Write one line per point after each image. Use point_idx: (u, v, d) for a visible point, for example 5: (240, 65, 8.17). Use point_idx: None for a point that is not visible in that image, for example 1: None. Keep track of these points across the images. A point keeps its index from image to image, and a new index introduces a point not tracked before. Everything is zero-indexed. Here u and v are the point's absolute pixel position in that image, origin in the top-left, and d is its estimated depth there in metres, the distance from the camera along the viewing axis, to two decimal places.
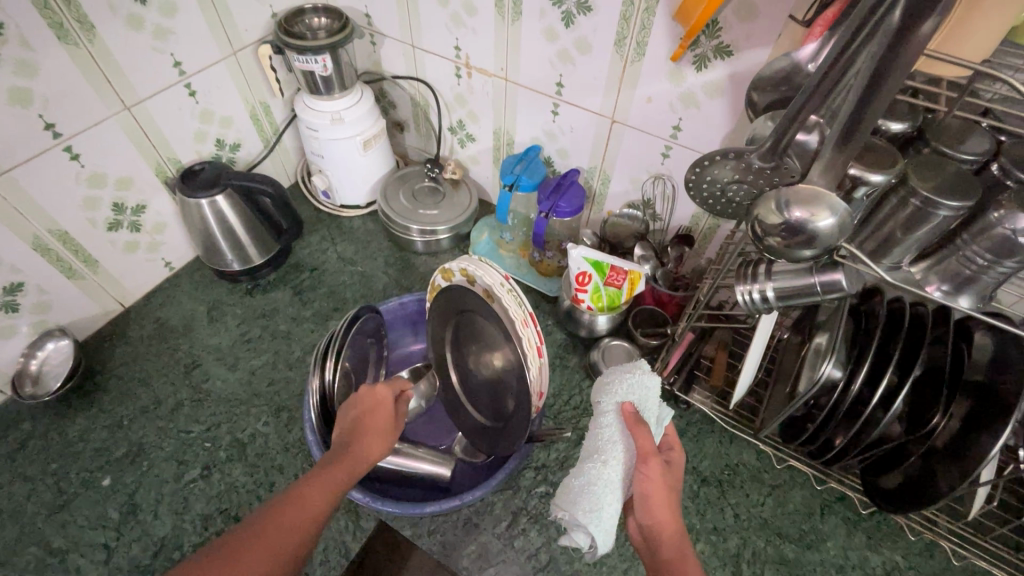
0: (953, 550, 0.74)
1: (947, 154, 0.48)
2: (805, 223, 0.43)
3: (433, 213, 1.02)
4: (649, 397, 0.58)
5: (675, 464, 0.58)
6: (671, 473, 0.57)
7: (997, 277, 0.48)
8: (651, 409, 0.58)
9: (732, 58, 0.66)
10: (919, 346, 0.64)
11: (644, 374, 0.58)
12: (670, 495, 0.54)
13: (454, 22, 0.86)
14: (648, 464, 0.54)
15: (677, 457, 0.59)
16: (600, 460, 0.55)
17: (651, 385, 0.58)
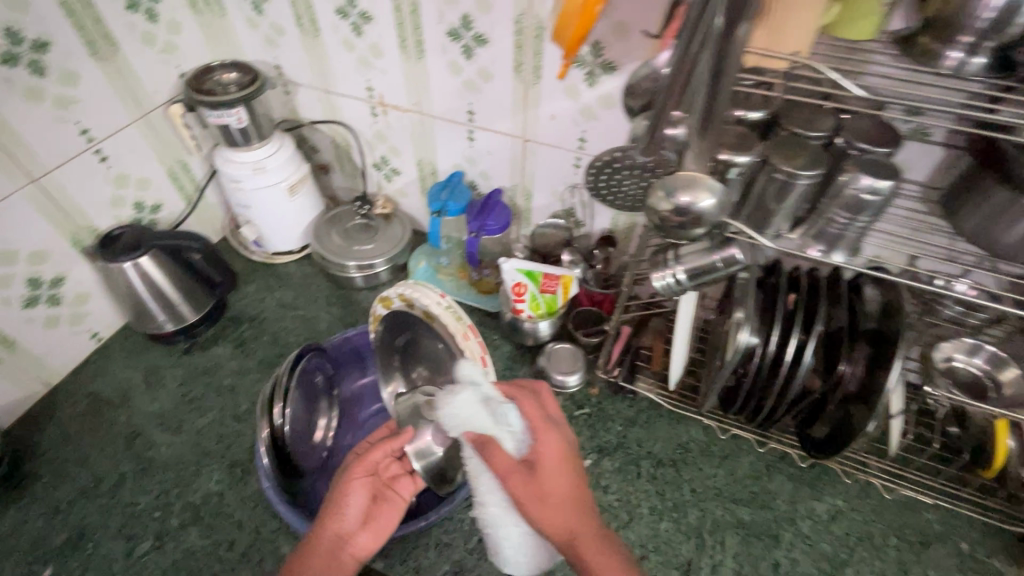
0: (880, 483, 0.81)
1: (800, 133, 0.55)
2: (690, 206, 0.49)
3: (368, 247, 1.04)
4: (473, 412, 0.55)
5: (543, 459, 0.54)
6: (540, 475, 0.54)
7: (857, 231, 0.56)
8: (487, 419, 0.55)
9: (617, 72, 0.73)
10: (816, 303, 0.72)
11: (455, 405, 0.55)
12: (549, 505, 0.53)
13: (363, 65, 0.90)
14: (510, 486, 0.54)
15: (547, 446, 0.55)
16: (483, 500, 0.57)
17: (472, 404, 0.55)
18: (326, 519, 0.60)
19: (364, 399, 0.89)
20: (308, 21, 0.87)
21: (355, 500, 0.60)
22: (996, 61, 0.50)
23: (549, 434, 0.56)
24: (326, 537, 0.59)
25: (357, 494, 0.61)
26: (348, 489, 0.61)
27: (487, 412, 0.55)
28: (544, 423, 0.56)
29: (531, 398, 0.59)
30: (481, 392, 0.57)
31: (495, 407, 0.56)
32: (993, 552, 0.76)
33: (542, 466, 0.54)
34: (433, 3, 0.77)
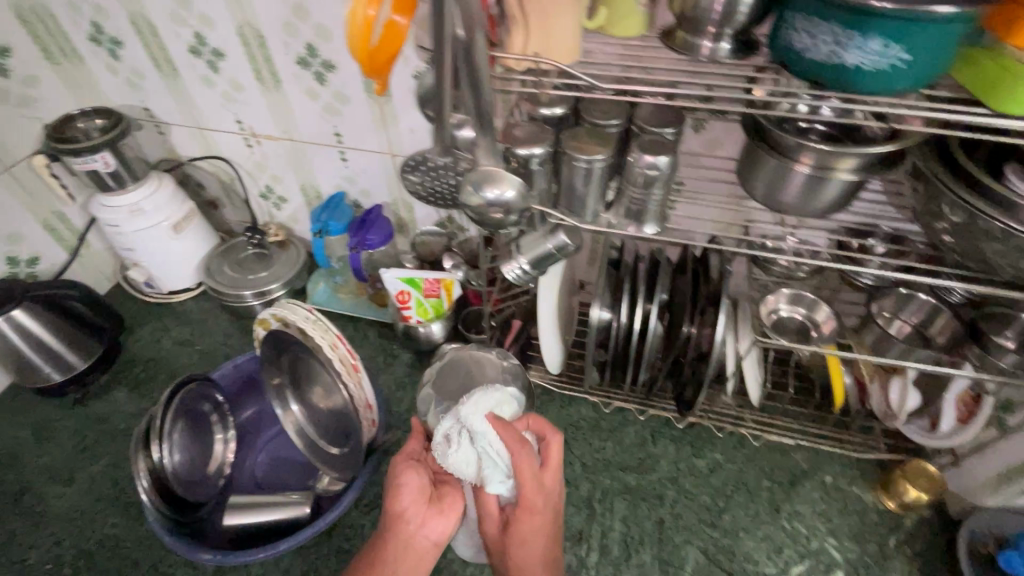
0: (747, 432, 0.88)
1: (596, 124, 0.62)
2: (499, 196, 0.54)
3: (262, 275, 1.05)
4: (467, 458, 0.61)
5: (516, 525, 0.59)
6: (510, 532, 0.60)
7: (658, 203, 0.63)
8: (471, 470, 0.61)
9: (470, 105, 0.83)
10: (657, 274, 0.79)
11: (455, 449, 0.62)
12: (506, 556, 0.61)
13: (227, 100, 0.93)
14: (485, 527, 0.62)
15: (527, 514, 0.59)
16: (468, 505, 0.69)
17: (465, 455, 0.61)
18: (396, 511, 0.60)
19: (263, 422, 0.90)
20: (165, 62, 0.89)
21: (417, 487, 0.60)
22: (740, 45, 0.58)
23: (532, 501, 0.58)
24: (399, 529, 0.59)
25: (414, 488, 0.60)
26: (404, 483, 0.60)
27: (478, 466, 0.61)
28: (531, 495, 0.58)
29: (530, 461, 0.58)
30: (478, 446, 0.61)
31: (490, 459, 0.60)
32: (853, 481, 0.83)
33: (517, 529, 0.59)
34: (277, 36, 0.81)
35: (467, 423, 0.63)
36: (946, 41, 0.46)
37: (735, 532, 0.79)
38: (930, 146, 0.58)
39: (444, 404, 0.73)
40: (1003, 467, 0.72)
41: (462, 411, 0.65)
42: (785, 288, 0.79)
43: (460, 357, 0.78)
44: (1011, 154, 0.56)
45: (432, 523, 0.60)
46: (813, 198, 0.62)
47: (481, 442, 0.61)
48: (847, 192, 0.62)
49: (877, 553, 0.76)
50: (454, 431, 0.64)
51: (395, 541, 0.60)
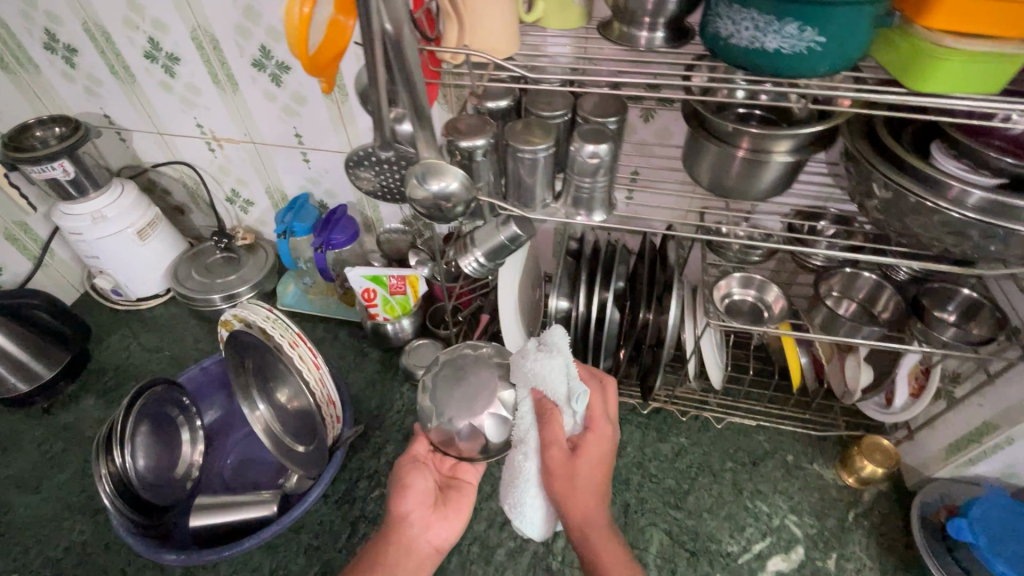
0: (710, 415, 0.89)
1: (540, 116, 0.63)
2: (442, 189, 0.56)
3: (231, 279, 1.06)
4: (557, 376, 0.57)
5: (586, 447, 0.58)
6: (583, 457, 0.57)
7: (604, 191, 0.64)
8: (560, 389, 0.56)
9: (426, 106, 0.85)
10: (614, 263, 0.80)
11: (547, 363, 0.56)
12: (577, 485, 0.56)
13: (186, 104, 0.93)
14: (552, 453, 0.55)
15: (594, 440, 0.58)
16: (521, 451, 0.56)
17: (557, 369, 0.57)
18: (401, 514, 0.62)
19: (231, 424, 0.90)
20: (121, 68, 0.90)
21: (423, 490, 0.63)
22: (673, 34, 0.59)
23: (599, 422, 0.60)
24: (402, 531, 0.61)
25: (419, 490, 0.63)
26: (410, 485, 0.63)
27: (566, 383, 0.57)
28: (599, 418, 0.60)
29: (596, 390, 0.62)
30: (567, 361, 0.58)
31: (570, 378, 0.58)
32: (813, 459, 0.85)
33: (589, 450, 0.58)
34: (230, 38, 0.82)
35: (553, 345, 0.58)
36: (858, 24, 0.47)
37: (699, 512, 0.80)
38: (859, 127, 0.59)
39: (450, 417, 0.56)
40: (951, 438, 0.74)
41: (542, 337, 0.60)
42: (736, 272, 0.81)
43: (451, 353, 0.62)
44: (935, 133, 0.58)
45: (436, 528, 0.63)
46: (754, 182, 0.64)
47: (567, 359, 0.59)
48: (786, 175, 0.63)
49: (836, 528, 0.78)
50: (540, 350, 0.58)
51: (398, 543, 0.61)
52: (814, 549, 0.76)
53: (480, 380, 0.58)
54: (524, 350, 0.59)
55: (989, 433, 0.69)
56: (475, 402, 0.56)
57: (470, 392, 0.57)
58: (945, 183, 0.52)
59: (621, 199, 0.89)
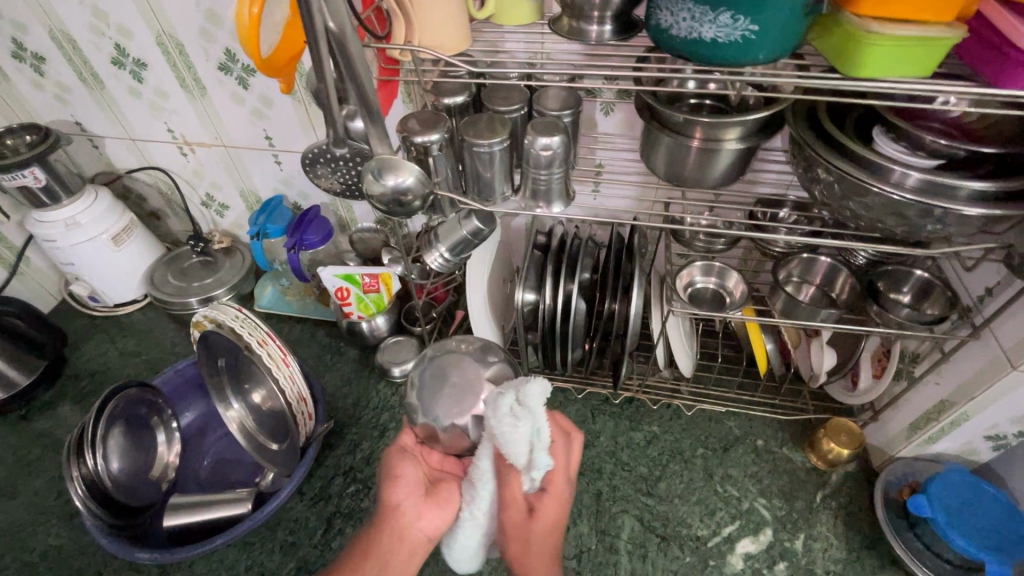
0: (681, 403, 0.90)
1: (496, 112, 0.64)
2: (398, 183, 0.57)
3: (208, 282, 1.07)
4: (519, 442, 0.51)
5: (542, 513, 0.55)
6: (538, 522, 0.54)
7: (560, 183, 0.65)
8: (519, 456, 0.51)
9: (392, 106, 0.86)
10: (581, 254, 0.81)
11: (511, 426, 0.50)
12: (527, 542, 0.55)
13: (156, 109, 0.94)
14: (506, 510, 0.54)
15: (550, 506, 0.55)
16: (472, 491, 0.56)
17: (520, 437, 0.50)
18: (392, 503, 0.59)
19: (209, 424, 0.91)
20: (90, 74, 0.91)
21: (414, 478, 0.60)
22: (621, 26, 0.60)
23: (562, 487, 0.56)
24: (392, 519, 0.58)
25: (406, 481, 0.59)
26: (398, 478, 0.60)
27: (527, 451, 0.52)
28: (562, 483, 0.56)
29: (567, 449, 0.57)
30: (533, 430, 0.52)
31: (534, 446, 0.52)
32: (783, 442, 0.86)
33: (545, 516, 0.55)
34: (196, 43, 0.83)
35: (525, 406, 0.51)
36: (790, 12, 0.49)
37: (670, 499, 0.81)
38: (804, 113, 0.61)
39: (438, 416, 0.58)
40: (911, 418, 0.75)
41: (518, 391, 0.52)
42: (697, 261, 0.82)
43: (436, 349, 0.64)
44: (877, 117, 0.59)
45: (428, 518, 0.59)
46: (707, 170, 0.65)
47: (536, 424, 0.52)
48: (738, 162, 0.65)
49: (804, 509, 0.79)
50: (508, 409, 0.51)
51: (386, 533, 0.58)
52: (781, 531, 0.77)
53: (466, 382, 0.59)
54: (494, 402, 0.53)
55: (945, 411, 0.70)
56: (462, 402, 0.58)
57: (457, 391, 0.59)
58: (883, 165, 0.54)
59: (587, 191, 0.90)
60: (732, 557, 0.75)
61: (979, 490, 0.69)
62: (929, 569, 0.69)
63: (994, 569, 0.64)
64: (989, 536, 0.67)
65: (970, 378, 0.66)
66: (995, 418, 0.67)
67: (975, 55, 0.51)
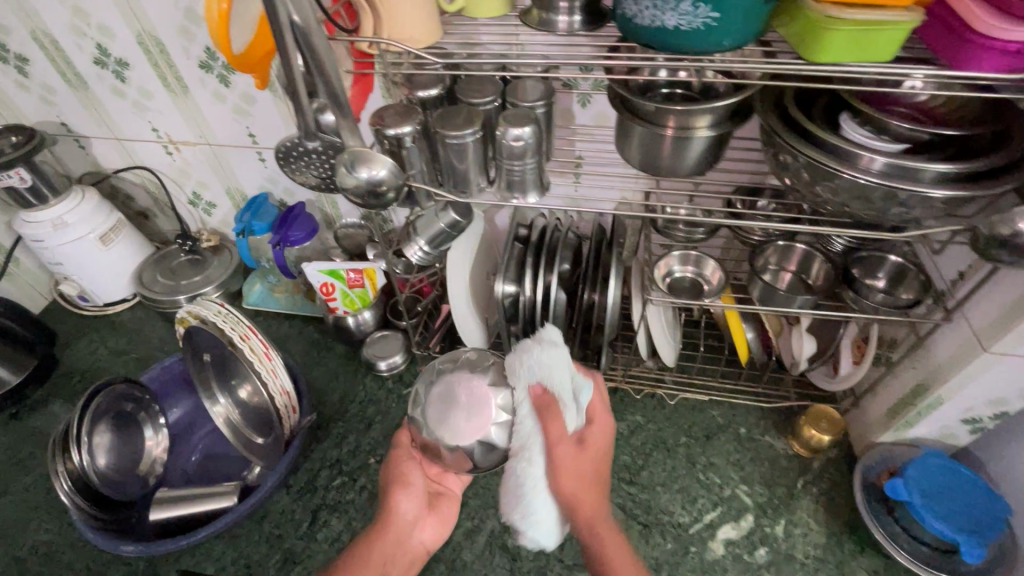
0: (665, 392, 0.91)
1: (469, 104, 0.65)
2: (369, 176, 0.57)
3: (196, 280, 1.08)
4: (558, 369, 0.56)
5: (589, 439, 0.57)
6: (588, 449, 0.56)
7: (535, 173, 0.65)
8: (561, 381, 0.56)
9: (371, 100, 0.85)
10: (561, 246, 0.82)
11: (548, 355, 0.57)
12: (585, 475, 0.54)
13: (140, 109, 0.95)
14: (562, 449, 0.53)
15: (596, 432, 0.58)
16: (524, 450, 0.53)
17: (559, 362, 0.57)
18: (398, 511, 0.64)
19: (196, 420, 0.92)
20: (73, 75, 0.91)
21: (420, 490, 0.66)
22: (589, 17, 0.61)
23: (597, 418, 0.60)
24: (396, 527, 0.64)
25: (412, 491, 0.65)
26: (405, 486, 0.65)
27: (565, 375, 0.57)
28: (598, 411, 0.60)
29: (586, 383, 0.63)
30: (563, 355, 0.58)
31: (567, 370, 0.57)
32: (766, 430, 0.86)
33: (594, 443, 0.57)
34: (176, 41, 0.83)
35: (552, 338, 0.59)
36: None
37: (653, 487, 0.82)
38: (773, 100, 0.61)
39: (444, 435, 0.56)
40: (890, 403, 0.76)
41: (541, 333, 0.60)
42: (675, 250, 0.83)
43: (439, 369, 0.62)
44: (844, 102, 0.60)
45: (429, 529, 0.68)
46: (680, 159, 0.66)
47: (563, 352, 0.59)
48: (710, 150, 0.65)
49: (785, 495, 0.79)
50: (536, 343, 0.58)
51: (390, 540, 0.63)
52: (763, 517, 0.78)
53: (474, 396, 0.57)
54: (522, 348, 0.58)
55: (921, 396, 0.71)
56: (474, 417, 0.55)
57: (471, 402, 0.56)
58: (850, 151, 0.54)
59: (569, 184, 0.91)
60: (713, 543, 0.76)
61: (954, 472, 0.69)
62: (905, 552, 0.69)
63: (967, 549, 0.65)
64: (964, 517, 0.67)
65: (943, 361, 0.67)
66: (970, 401, 0.67)
67: (935, 38, 0.51)
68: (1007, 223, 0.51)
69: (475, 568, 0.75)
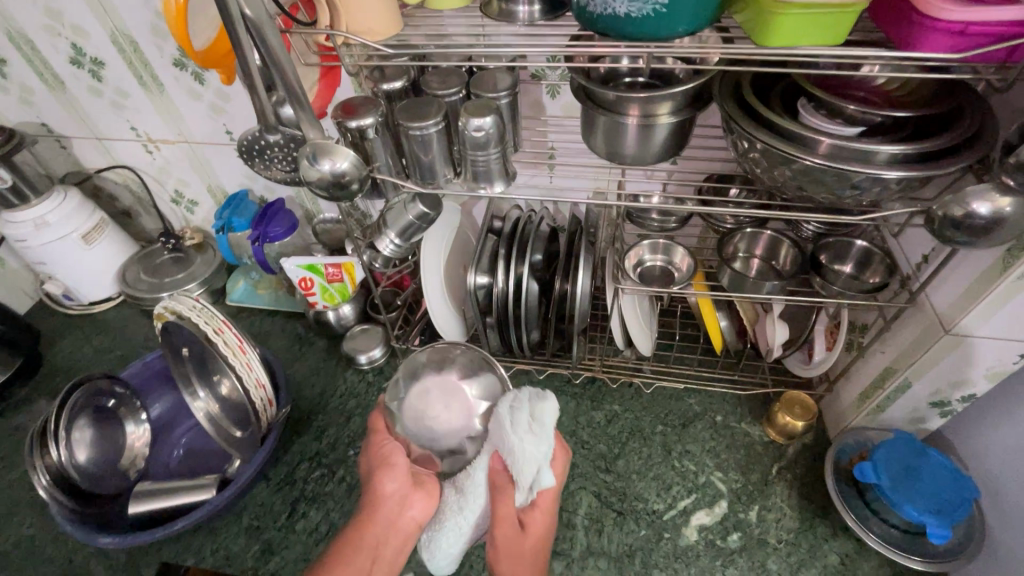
0: (642, 381, 0.91)
1: (434, 95, 0.66)
2: (331, 168, 0.58)
3: (180, 277, 1.09)
4: (532, 458, 0.56)
5: (532, 526, 0.59)
6: (526, 539, 0.59)
7: (499, 163, 0.65)
8: (524, 473, 0.56)
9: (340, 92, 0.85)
10: (534, 236, 0.82)
11: (529, 440, 0.56)
12: (517, 557, 0.57)
13: (117, 108, 0.95)
14: (496, 527, 0.57)
15: (538, 522, 0.60)
16: (463, 506, 0.59)
17: (535, 451, 0.56)
18: (380, 494, 0.61)
19: (178, 415, 0.93)
20: (50, 75, 0.92)
21: (403, 469, 0.61)
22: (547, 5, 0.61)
23: (547, 502, 0.60)
24: (380, 510, 0.60)
25: (393, 473, 0.61)
26: (386, 470, 0.61)
27: (533, 469, 0.56)
28: (553, 503, 0.61)
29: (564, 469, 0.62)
30: (541, 448, 0.56)
31: (537, 462, 0.57)
32: (742, 417, 0.87)
33: (534, 532, 0.59)
34: (148, 39, 0.84)
35: (543, 421, 0.57)
36: None
37: (628, 475, 0.82)
38: (732, 85, 0.61)
39: (428, 430, 0.61)
40: (861, 387, 0.76)
41: (536, 405, 0.58)
42: (646, 239, 0.84)
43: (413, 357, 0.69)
44: (802, 87, 0.60)
45: (418, 507, 0.61)
46: (645, 146, 0.66)
47: (543, 441, 0.57)
48: (674, 137, 0.65)
49: (759, 482, 0.80)
50: (523, 419, 0.57)
51: (370, 526, 0.60)
52: (736, 503, 0.78)
53: (450, 391, 0.63)
54: (511, 415, 0.57)
55: (889, 379, 0.71)
56: (453, 412, 0.61)
57: (448, 396, 0.62)
58: (806, 136, 0.54)
59: (543, 174, 0.91)
60: (686, 529, 0.76)
61: (924, 455, 0.69)
62: (876, 535, 0.69)
63: (934, 531, 0.65)
64: (933, 499, 0.66)
65: (909, 344, 0.67)
66: (936, 384, 0.67)
67: (887, 20, 0.51)
68: (960, 203, 0.50)
69: None
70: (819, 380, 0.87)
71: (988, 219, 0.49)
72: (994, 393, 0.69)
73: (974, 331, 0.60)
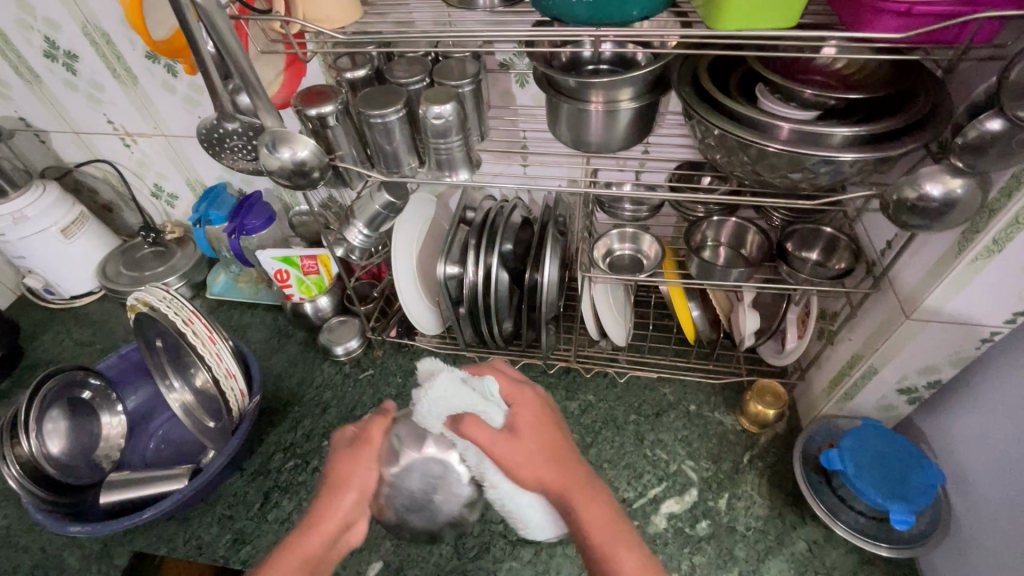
0: (616, 371, 0.92)
1: (398, 84, 0.66)
2: (290, 156, 0.58)
3: (160, 271, 1.10)
4: (456, 392, 0.54)
5: (520, 421, 0.56)
6: (525, 432, 0.55)
7: (462, 151, 0.65)
8: (463, 399, 0.54)
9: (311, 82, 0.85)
10: (505, 226, 0.82)
11: (432, 389, 0.54)
12: (533, 460, 0.54)
13: (93, 101, 0.96)
14: (497, 450, 0.52)
15: (521, 413, 0.57)
16: (489, 483, 0.56)
17: (449, 386, 0.54)
18: (328, 517, 0.55)
19: (154, 407, 0.93)
20: (25, 69, 0.93)
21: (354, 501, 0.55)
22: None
23: (515, 397, 0.58)
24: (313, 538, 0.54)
25: (356, 497, 0.55)
26: (347, 492, 0.55)
27: (467, 391, 0.54)
28: (515, 392, 0.59)
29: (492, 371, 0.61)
30: (457, 376, 0.56)
31: (467, 386, 0.55)
32: (715, 407, 0.87)
33: (526, 424, 0.56)
34: (119, 32, 0.84)
35: (433, 370, 0.57)
36: None
37: (600, 464, 0.82)
38: (692, 71, 0.61)
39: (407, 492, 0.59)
40: (831, 375, 0.76)
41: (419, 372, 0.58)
42: (616, 229, 0.84)
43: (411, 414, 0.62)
44: (760, 73, 0.60)
45: (355, 531, 0.56)
46: (607, 135, 0.66)
47: (454, 371, 0.57)
48: (637, 123, 0.65)
49: (730, 470, 0.80)
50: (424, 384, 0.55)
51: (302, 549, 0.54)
52: (706, 491, 0.78)
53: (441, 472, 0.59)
54: (416, 398, 0.56)
55: (856, 366, 0.71)
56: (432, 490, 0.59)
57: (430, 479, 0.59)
58: (761, 120, 0.53)
59: (517, 164, 0.91)
60: (656, 517, 0.76)
61: (888, 442, 0.69)
62: (844, 523, 0.69)
63: (898, 517, 0.64)
64: (899, 486, 0.66)
65: (874, 330, 0.67)
66: (902, 370, 0.67)
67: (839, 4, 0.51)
68: (914, 186, 0.50)
69: (420, 545, 0.76)
70: (793, 369, 0.87)
71: (941, 200, 0.49)
72: (958, 380, 0.69)
73: (935, 316, 0.60)
